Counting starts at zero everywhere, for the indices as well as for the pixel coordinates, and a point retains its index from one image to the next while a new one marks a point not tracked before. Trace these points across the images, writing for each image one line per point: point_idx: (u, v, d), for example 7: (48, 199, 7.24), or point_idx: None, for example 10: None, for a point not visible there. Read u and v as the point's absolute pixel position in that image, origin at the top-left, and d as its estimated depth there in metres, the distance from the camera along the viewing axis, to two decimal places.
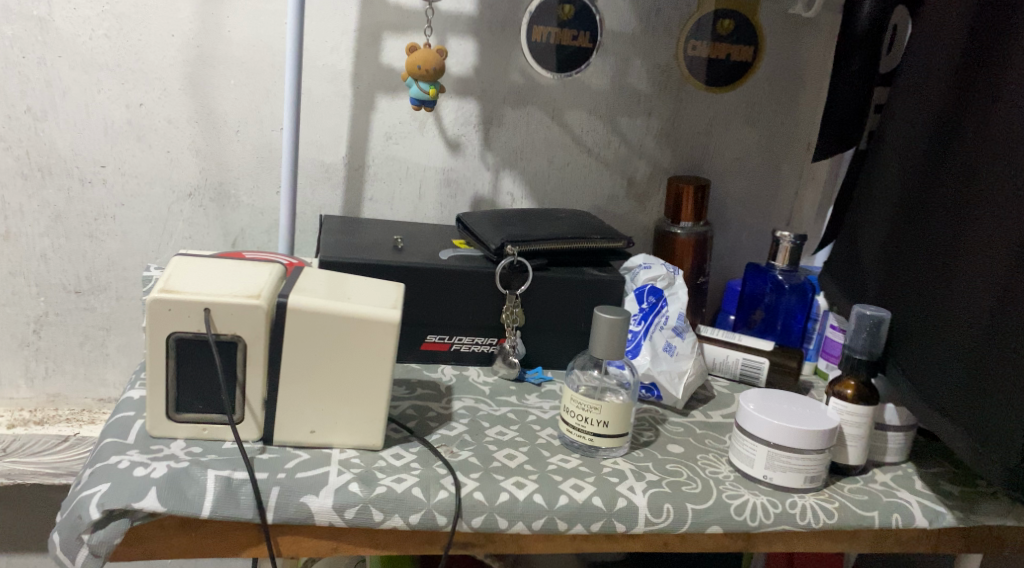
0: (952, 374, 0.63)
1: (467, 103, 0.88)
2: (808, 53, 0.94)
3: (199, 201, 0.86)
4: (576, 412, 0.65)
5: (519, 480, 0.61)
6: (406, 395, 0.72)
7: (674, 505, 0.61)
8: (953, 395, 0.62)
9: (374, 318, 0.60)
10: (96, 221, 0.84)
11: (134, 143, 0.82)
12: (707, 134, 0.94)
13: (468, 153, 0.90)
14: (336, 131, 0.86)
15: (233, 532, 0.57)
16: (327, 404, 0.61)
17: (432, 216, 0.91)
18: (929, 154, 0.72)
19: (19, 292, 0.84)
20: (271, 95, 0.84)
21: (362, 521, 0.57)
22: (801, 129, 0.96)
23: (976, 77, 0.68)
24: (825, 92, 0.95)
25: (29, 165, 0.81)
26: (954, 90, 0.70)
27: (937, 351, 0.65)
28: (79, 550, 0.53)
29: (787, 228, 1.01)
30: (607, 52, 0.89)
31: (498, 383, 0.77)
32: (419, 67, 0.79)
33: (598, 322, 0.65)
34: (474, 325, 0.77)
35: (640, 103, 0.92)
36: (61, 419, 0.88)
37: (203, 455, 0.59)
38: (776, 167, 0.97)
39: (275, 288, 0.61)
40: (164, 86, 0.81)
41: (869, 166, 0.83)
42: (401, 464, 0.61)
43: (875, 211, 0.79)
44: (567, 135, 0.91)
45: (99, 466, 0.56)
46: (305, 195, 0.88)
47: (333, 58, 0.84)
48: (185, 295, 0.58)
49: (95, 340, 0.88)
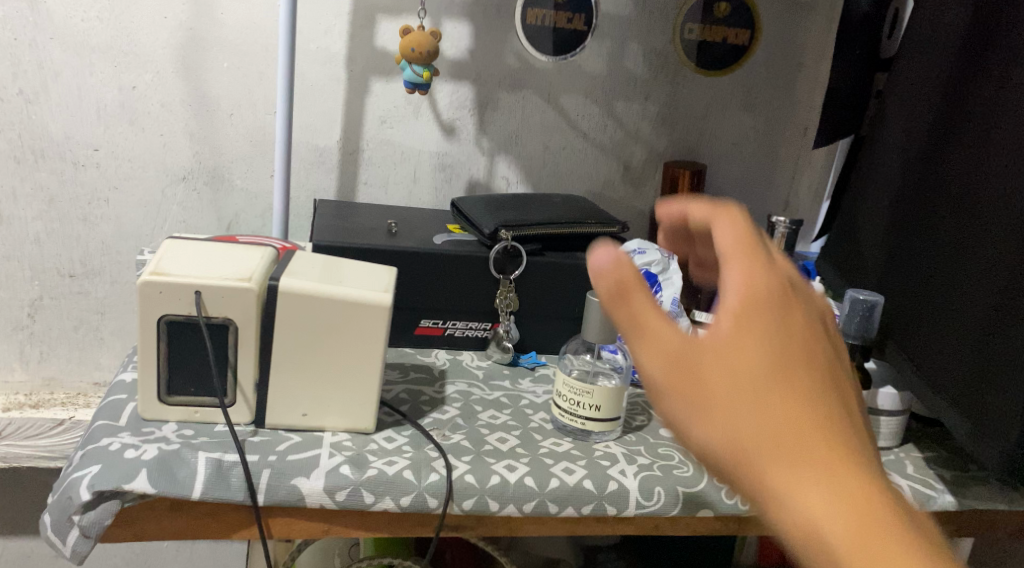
0: (956, 361, 0.63)
1: (462, 86, 0.88)
2: (806, 37, 0.93)
3: (193, 185, 0.85)
4: (569, 396, 0.65)
5: (511, 463, 0.61)
6: (400, 378, 0.72)
7: (665, 489, 0.61)
8: (957, 384, 0.62)
9: (368, 302, 0.60)
10: (89, 205, 0.84)
11: (127, 126, 0.82)
12: (704, 118, 0.94)
13: (463, 137, 0.89)
14: (330, 114, 0.86)
15: (224, 514, 0.57)
16: (318, 387, 0.61)
17: (427, 200, 0.91)
18: (931, 140, 0.72)
19: (13, 275, 0.84)
20: (265, 78, 0.83)
21: (353, 503, 0.57)
22: (797, 113, 0.96)
23: (976, 65, 0.67)
24: (823, 76, 0.95)
25: (21, 148, 0.80)
26: (956, 73, 0.70)
27: (939, 340, 0.65)
28: (70, 532, 0.53)
29: (783, 213, 1.00)
30: (603, 35, 0.89)
31: (492, 367, 0.77)
32: (412, 50, 0.78)
33: (592, 307, 0.65)
34: (468, 310, 0.77)
35: (636, 87, 0.91)
36: (56, 403, 0.89)
37: (194, 437, 0.59)
38: (773, 152, 0.97)
39: (267, 270, 0.61)
40: (158, 68, 0.81)
41: (869, 153, 0.82)
42: (393, 447, 0.61)
43: (876, 198, 0.79)
44: (562, 118, 0.91)
45: (90, 449, 0.56)
46: (300, 179, 0.87)
47: (327, 40, 0.83)
48: (176, 277, 0.58)
49: (90, 324, 0.88)
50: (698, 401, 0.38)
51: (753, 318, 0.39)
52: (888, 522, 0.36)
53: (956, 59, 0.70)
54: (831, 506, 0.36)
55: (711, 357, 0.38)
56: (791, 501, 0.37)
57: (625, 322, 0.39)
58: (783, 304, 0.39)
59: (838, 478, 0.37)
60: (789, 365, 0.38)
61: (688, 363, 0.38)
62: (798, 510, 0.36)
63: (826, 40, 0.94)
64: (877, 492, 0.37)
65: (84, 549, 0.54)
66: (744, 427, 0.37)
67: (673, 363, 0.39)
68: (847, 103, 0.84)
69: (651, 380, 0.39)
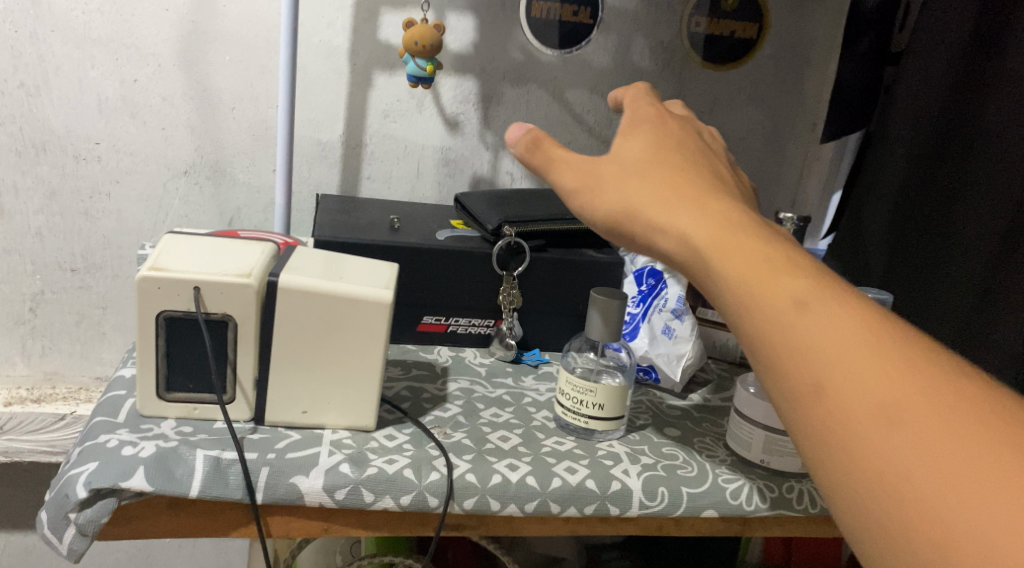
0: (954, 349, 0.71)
1: (466, 80, 0.87)
2: (814, 31, 0.92)
3: (195, 179, 0.85)
4: (571, 395, 0.64)
5: (512, 462, 0.60)
6: (401, 375, 0.72)
7: (668, 489, 0.60)
8: None
9: (369, 298, 0.59)
10: (91, 199, 0.83)
11: (128, 120, 0.81)
12: (711, 113, 0.93)
13: (467, 132, 0.89)
14: (332, 108, 0.85)
15: (221, 511, 0.56)
16: (318, 385, 0.61)
17: (430, 195, 0.90)
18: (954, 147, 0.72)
19: (14, 270, 0.84)
20: (267, 72, 0.83)
21: (353, 502, 0.56)
22: (805, 109, 0.95)
23: (987, 71, 0.70)
24: (832, 70, 0.93)
25: (22, 141, 0.80)
26: (982, 77, 0.70)
27: (937, 329, 0.72)
28: (66, 529, 0.53)
29: (791, 209, 0.99)
30: (609, 28, 0.88)
31: (494, 364, 0.77)
32: (415, 43, 0.77)
33: (593, 304, 0.64)
34: (470, 307, 0.77)
35: (642, 82, 0.90)
36: (58, 398, 0.88)
37: (193, 434, 0.58)
38: (780, 148, 0.96)
39: (267, 266, 0.60)
40: (159, 62, 0.80)
41: (872, 152, 0.79)
42: (393, 445, 0.61)
43: (877, 192, 0.77)
44: (568, 113, 0.90)
45: (88, 445, 0.55)
46: (302, 174, 0.86)
47: (329, 34, 0.82)
48: (174, 273, 0.57)
49: (92, 319, 0.87)
50: (592, 186, 0.50)
51: (637, 135, 0.51)
52: (759, 238, 0.43)
53: (982, 63, 0.70)
54: (708, 230, 0.44)
55: (609, 160, 0.50)
56: (682, 237, 0.45)
57: (539, 156, 0.52)
58: (659, 124, 0.51)
59: (711, 212, 0.45)
60: (669, 156, 0.49)
61: (591, 169, 0.50)
62: (684, 240, 0.45)
63: (834, 35, 0.93)
64: (750, 226, 0.44)
65: (81, 547, 0.53)
66: (634, 194, 0.48)
67: (578, 171, 0.51)
68: (855, 98, 0.83)
69: (566, 191, 0.51)
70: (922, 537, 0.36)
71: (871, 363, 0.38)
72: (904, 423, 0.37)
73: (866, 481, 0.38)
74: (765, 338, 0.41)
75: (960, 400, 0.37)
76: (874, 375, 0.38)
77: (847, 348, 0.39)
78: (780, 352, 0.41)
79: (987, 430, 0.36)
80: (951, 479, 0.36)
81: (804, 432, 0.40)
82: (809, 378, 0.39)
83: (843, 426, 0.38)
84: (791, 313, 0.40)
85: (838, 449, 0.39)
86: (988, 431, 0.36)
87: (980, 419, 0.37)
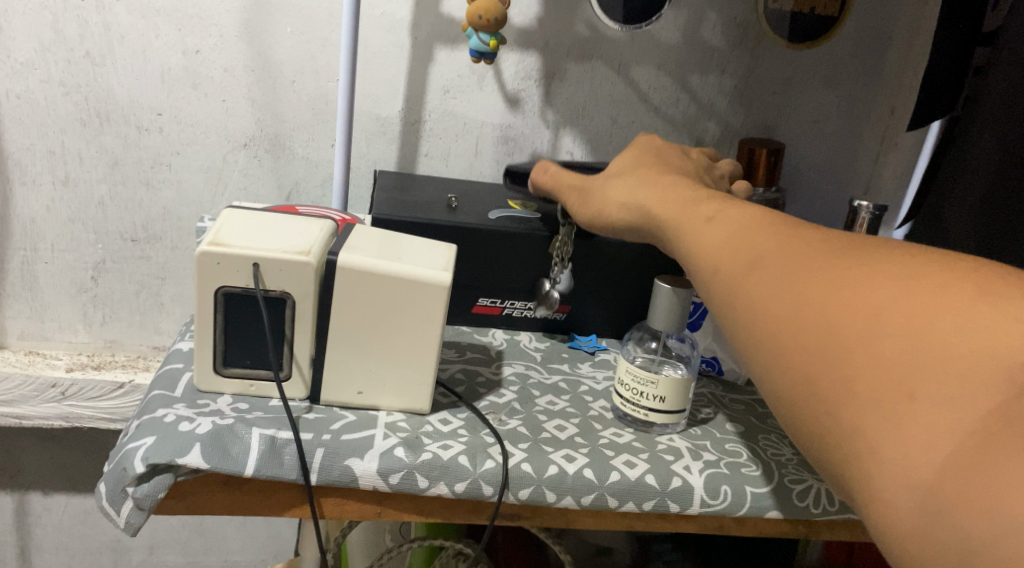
0: None
1: (529, 56, 0.84)
2: (897, 10, 0.88)
3: (254, 152, 0.84)
4: (631, 385, 0.62)
5: (569, 453, 0.59)
6: (455, 358, 0.71)
7: (732, 488, 0.58)
8: None
9: (427, 280, 0.58)
10: (152, 169, 0.83)
11: (190, 91, 0.81)
12: (783, 94, 0.89)
13: (528, 109, 0.86)
14: (392, 83, 0.83)
15: (276, 491, 0.56)
16: (374, 365, 0.60)
17: (488, 174, 0.89)
18: None
19: (77, 238, 0.84)
20: (329, 44, 0.82)
21: (407, 487, 0.55)
22: (883, 92, 0.91)
23: None
24: (914, 54, 0.90)
25: (87, 111, 0.80)
26: None
27: None
28: (124, 502, 0.53)
29: (864, 197, 0.95)
30: (680, 4, 0.84)
31: (549, 350, 0.75)
32: (479, 17, 0.75)
33: (658, 293, 0.62)
34: (527, 290, 0.75)
35: (713, 60, 0.87)
36: (118, 365, 0.89)
37: (249, 412, 0.58)
38: (855, 133, 0.92)
39: (325, 244, 0.59)
40: (221, 32, 0.79)
41: (961, 136, 0.75)
42: (448, 430, 0.60)
43: (970, 180, 0.74)
44: (633, 90, 0.87)
45: (146, 419, 0.55)
46: (359, 149, 0.85)
47: (392, 6, 0.80)
48: (232, 248, 0.56)
49: (151, 289, 0.88)
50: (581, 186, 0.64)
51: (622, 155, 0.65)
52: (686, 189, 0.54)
53: None
54: (654, 192, 0.55)
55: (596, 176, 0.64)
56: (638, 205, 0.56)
57: (544, 177, 0.68)
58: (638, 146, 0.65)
59: (657, 181, 0.56)
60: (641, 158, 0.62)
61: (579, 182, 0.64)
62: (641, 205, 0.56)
63: (919, 14, 0.88)
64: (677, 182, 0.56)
65: (138, 521, 0.53)
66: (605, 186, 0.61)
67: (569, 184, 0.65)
68: (941, 83, 0.78)
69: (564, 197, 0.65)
70: (773, 342, 0.41)
71: (737, 227, 0.46)
72: (758, 260, 0.43)
73: (732, 311, 0.44)
74: (681, 240, 0.50)
75: (803, 234, 0.43)
76: (738, 230, 0.46)
77: (721, 223, 0.47)
78: (684, 245, 0.49)
79: (815, 243, 0.42)
80: (780, 283, 0.42)
81: (704, 293, 0.47)
82: (701, 253, 0.47)
83: (718, 277, 0.45)
84: (694, 219, 0.49)
85: (737, 318, 0.44)
86: (816, 248, 0.42)
87: (813, 243, 0.42)
